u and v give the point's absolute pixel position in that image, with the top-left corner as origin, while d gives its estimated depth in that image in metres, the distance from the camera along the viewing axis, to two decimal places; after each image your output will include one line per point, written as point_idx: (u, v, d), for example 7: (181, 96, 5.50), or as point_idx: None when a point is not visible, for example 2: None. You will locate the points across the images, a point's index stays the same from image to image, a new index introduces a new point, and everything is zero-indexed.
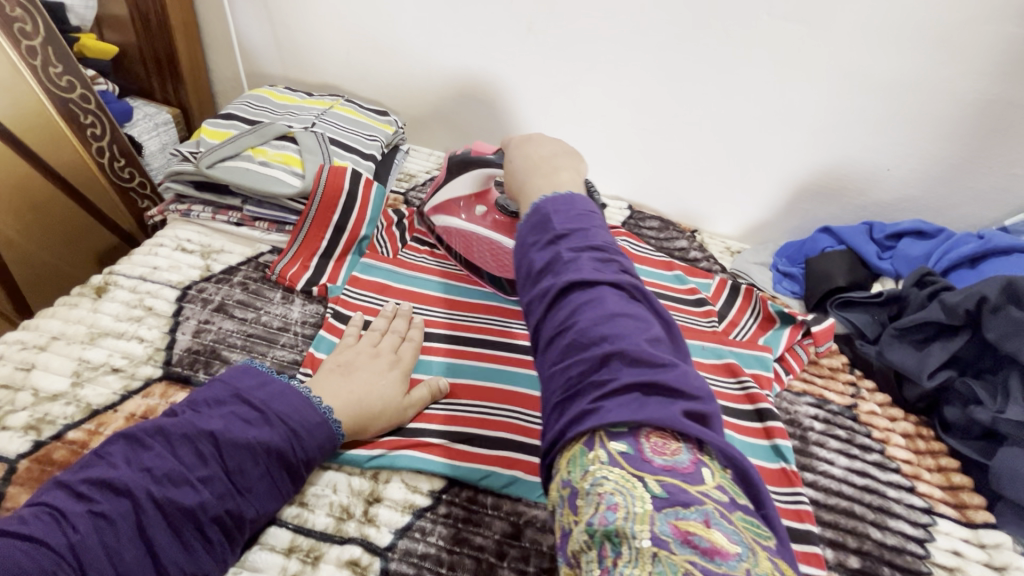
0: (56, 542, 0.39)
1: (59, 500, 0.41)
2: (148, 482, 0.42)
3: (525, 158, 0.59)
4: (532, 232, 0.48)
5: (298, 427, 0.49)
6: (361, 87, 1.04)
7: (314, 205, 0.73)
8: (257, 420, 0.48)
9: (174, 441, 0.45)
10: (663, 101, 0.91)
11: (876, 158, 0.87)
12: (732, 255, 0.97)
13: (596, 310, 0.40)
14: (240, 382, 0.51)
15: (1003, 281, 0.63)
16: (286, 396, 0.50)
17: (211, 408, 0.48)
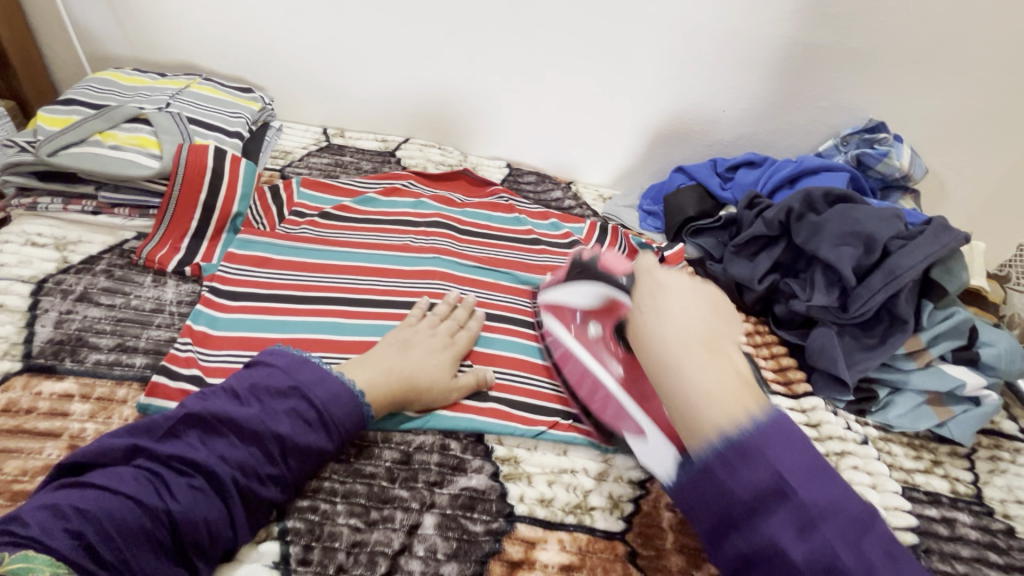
0: (159, 507, 0.43)
1: (155, 468, 0.44)
2: (230, 472, 0.45)
3: (654, 305, 0.52)
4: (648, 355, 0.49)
5: (347, 433, 0.52)
6: (221, 64, 1.00)
7: (177, 185, 0.71)
8: (317, 423, 0.50)
9: (246, 436, 0.47)
10: (525, 62, 0.96)
11: (712, 101, 0.98)
12: (604, 201, 1.06)
13: (757, 479, 0.39)
14: (300, 378, 0.52)
15: (803, 193, 0.77)
16: (343, 399, 0.52)
17: (275, 402, 0.50)
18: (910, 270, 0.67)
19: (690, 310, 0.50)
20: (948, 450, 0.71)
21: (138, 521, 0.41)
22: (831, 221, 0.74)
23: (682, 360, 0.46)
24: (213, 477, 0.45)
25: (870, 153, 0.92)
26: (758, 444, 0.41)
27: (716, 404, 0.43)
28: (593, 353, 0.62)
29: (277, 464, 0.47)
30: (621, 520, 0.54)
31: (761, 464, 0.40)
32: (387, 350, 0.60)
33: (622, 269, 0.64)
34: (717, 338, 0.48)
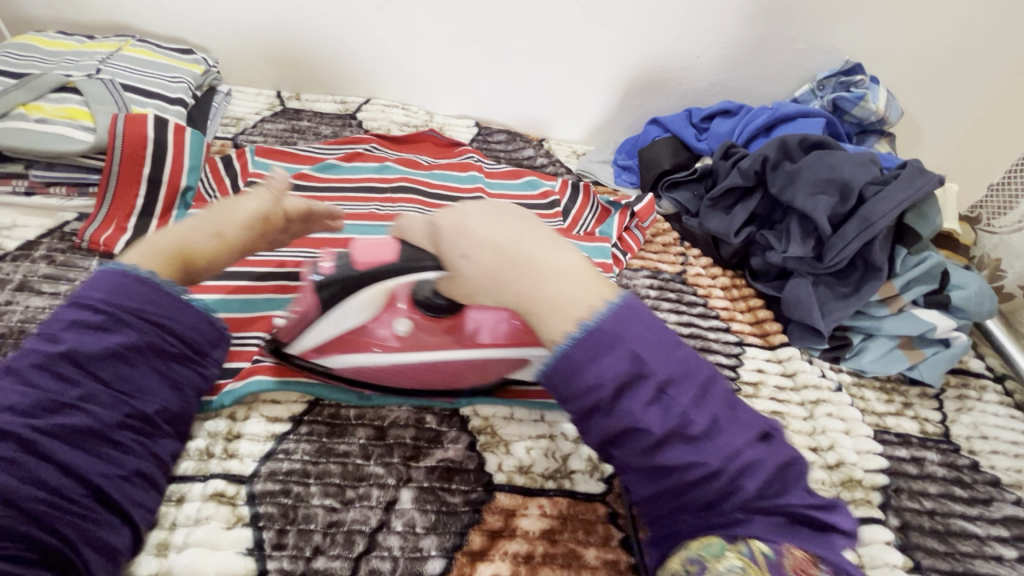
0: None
1: None
2: (21, 415, 0.41)
3: (482, 247, 0.46)
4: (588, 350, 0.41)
5: (159, 317, 0.48)
6: (156, 23, 0.91)
7: (116, 159, 0.66)
8: (109, 322, 0.46)
9: (27, 373, 0.43)
10: (487, 9, 0.90)
11: (686, 47, 0.94)
12: (578, 157, 1.02)
13: (617, 367, 0.40)
14: (76, 296, 0.47)
15: (778, 141, 0.74)
16: (129, 289, 0.47)
17: (55, 329, 0.45)
18: (885, 217, 0.66)
19: (506, 222, 0.48)
20: (918, 391, 0.72)
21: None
22: (807, 168, 0.71)
23: (505, 234, 0.47)
24: (14, 436, 0.40)
25: (847, 97, 0.91)
26: (625, 339, 0.41)
27: (571, 283, 0.44)
28: (418, 348, 0.52)
29: (87, 383, 0.44)
30: (601, 482, 0.54)
31: (619, 353, 0.41)
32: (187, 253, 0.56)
33: (419, 226, 0.51)
34: (538, 235, 0.48)
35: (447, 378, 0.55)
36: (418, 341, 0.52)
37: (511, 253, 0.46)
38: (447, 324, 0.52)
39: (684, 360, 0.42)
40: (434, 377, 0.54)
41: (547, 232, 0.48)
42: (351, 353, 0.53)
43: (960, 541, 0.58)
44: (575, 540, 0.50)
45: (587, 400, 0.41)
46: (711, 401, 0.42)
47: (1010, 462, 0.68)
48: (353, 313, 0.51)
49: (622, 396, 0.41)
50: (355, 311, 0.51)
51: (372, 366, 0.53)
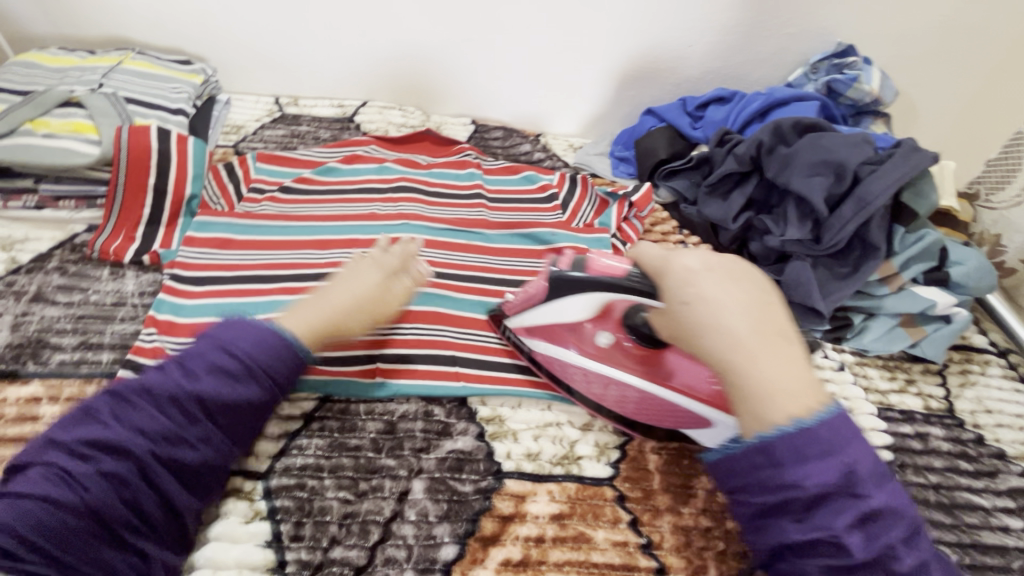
0: (71, 500, 0.41)
1: (61, 459, 0.42)
2: (147, 443, 0.44)
3: (701, 302, 0.45)
4: (807, 441, 0.40)
5: (278, 376, 0.50)
6: (154, 35, 0.93)
7: (122, 170, 0.68)
8: (242, 374, 0.48)
9: (160, 402, 0.45)
10: (479, 8, 0.91)
11: (678, 36, 0.94)
12: (575, 150, 1.03)
13: (830, 474, 0.39)
14: (221, 335, 0.50)
15: (772, 125, 0.75)
16: (266, 343, 0.50)
17: (193, 364, 0.48)
18: (881, 195, 0.67)
19: (738, 291, 0.45)
20: (921, 368, 0.73)
21: (52, 514, 0.40)
22: (801, 151, 0.72)
23: (741, 353, 0.43)
24: (134, 457, 0.43)
25: (840, 79, 0.91)
26: (837, 443, 0.40)
27: (790, 380, 0.42)
28: (609, 363, 0.57)
29: (190, 429, 0.45)
30: (608, 467, 0.55)
31: (834, 461, 0.39)
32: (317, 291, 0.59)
33: (654, 253, 0.50)
34: (766, 324, 0.45)
35: (638, 411, 0.56)
36: (614, 359, 0.57)
37: (745, 321, 0.44)
38: (648, 358, 0.57)
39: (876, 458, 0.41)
40: (661, 417, 0.55)
41: (779, 309, 0.46)
42: (550, 342, 0.59)
43: (966, 513, 0.59)
44: (584, 523, 0.51)
45: (779, 538, 0.41)
46: (896, 502, 0.40)
47: (1014, 434, 0.68)
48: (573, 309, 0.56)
49: (796, 525, 0.40)
50: (581, 305, 0.56)
51: (576, 367, 0.58)
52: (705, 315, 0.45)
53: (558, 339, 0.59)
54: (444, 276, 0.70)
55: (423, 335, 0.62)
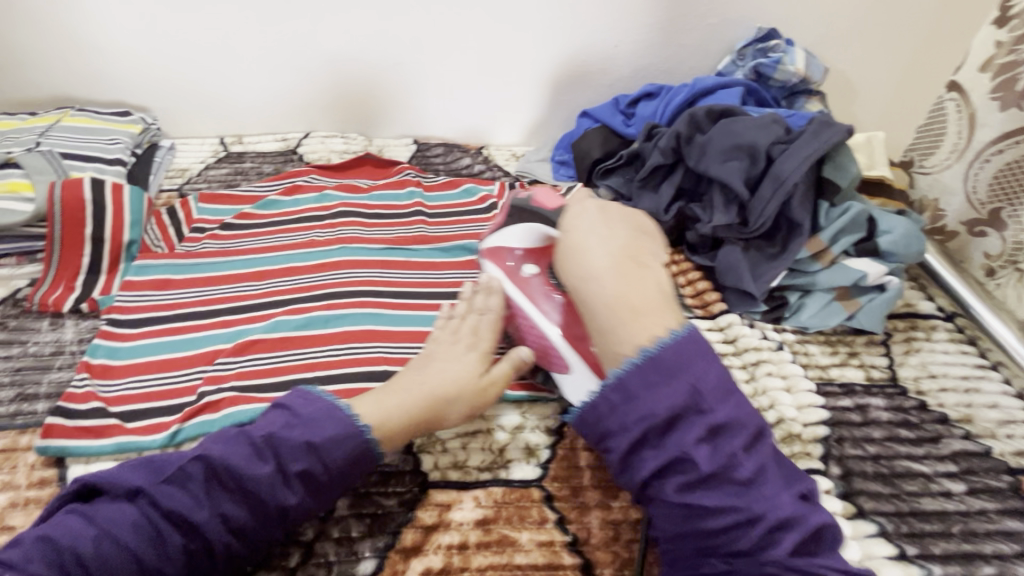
0: (150, 530, 0.43)
1: (158, 486, 0.45)
2: (219, 503, 0.45)
3: (601, 285, 0.54)
4: (645, 379, 0.49)
5: (340, 478, 0.49)
6: (96, 91, 0.96)
7: (59, 224, 0.70)
8: (317, 468, 0.48)
9: (254, 462, 0.46)
10: (403, 30, 0.93)
11: (602, 38, 0.96)
12: (518, 159, 1.04)
13: (674, 398, 0.47)
14: (324, 418, 0.50)
15: (687, 115, 0.76)
16: (349, 449, 0.49)
17: (292, 431, 0.48)
18: (793, 172, 0.68)
19: (631, 270, 0.55)
20: (864, 340, 0.73)
21: (123, 559, 0.42)
22: (715, 138, 0.73)
23: (591, 270, 0.55)
24: (202, 535, 0.44)
25: (766, 62, 0.92)
26: (683, 370, 0.48)
27: (653, 326, 0.52)
28: (525, 293, 0.62)
29: (252, 525, 0.46)
30: (537, 468, 0.56)
31: (677, 382, 0.48)
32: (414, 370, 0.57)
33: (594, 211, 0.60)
34: (638, 296, 0.54)
35: (531, 346, 0.61)
36: (534, 292, 0.62)
37: (584, 247, 0.57)
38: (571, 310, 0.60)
39: (726, 380, 0.50)
40: (552, 357, 0.59)
41: (655, 286, 0.55)
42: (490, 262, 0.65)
43: (906, 482, 0.58)
44: (508, 526, 0.52)
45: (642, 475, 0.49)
46: (741, 417, 0.48)
47: (959, 398, 0.68)
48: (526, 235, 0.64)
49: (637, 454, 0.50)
50: (522, 233, 0.64)
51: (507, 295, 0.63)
52: (593, 287, 0.55)
53: (503, 262, 0.64)
54: (379, 295, 0.72)
55: (351, 355, 0.64)
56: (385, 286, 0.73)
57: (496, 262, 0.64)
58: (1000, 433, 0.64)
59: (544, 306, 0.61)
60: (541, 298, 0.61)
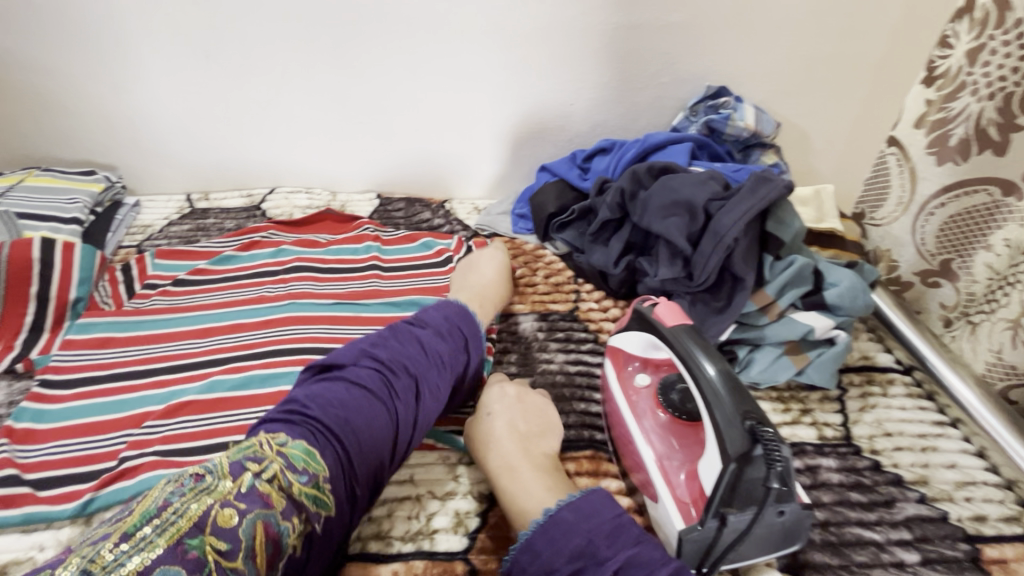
0: (369, 387, 0.52)
1: (351, 376, 0.53)
2: (388, 367, 0.55)
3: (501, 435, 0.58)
4: (563, 523, 0.47)
5: (469, 340, 0.63)
6: (69, 151, 0.99)
7: (3, 283, 0.71)
8: (442, 335, 0.60)
9: (388, 344, 0.57)
10: (364, 92, 0.96)
11: (558, 97, 0.99)
12: (480, 212, 1.06)
13: (572, 550, 0.46)
14: (441, 310, 0.64)
15: (631, 172, 0.77)
16: (465, 319, 0.64)
17: (407, 326, 0.60)
18: (732, 227, 0.68)
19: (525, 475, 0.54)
20: (817, 396, 0.71)
21: (370, 399, 0.51)
22: (655, 194, 0.73)
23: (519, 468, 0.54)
24: (385, 392, 0.53)
25: (716, 118, 0.95)
26: (574, 523, 0.47)
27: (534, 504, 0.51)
28: (634, 403, 0.61)
29: (417, 410, 0.55)
30: (464, 538, 0.54)
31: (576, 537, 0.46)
32: (527, 420, 0.59)
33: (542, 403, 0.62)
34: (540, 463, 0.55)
35: (628, 461, 0.59)
36: (641, 410, 0.60)
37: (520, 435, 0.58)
38: (678, 430, 0.57)
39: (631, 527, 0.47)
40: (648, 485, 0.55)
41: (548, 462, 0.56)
42: (611, 365, 0.65)
43: (855, 552, 0.55)
44: None
45: (580, 533, 0.46)
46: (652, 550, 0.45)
47: (915, 457, 0.65)
48: (635, 341, 0.62)
49: (622, 521, 0.47)
50: (641, 343, 0.62)
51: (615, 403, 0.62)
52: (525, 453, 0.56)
53: (621, 368, 0.64)
54: (322, 351, 0.71)
55: None
56: (329, 342, 0.73)
57: (614, 367, 0.65)
58: (957, 496, 0.61)
59: (643, 415, 0.59)
60: (642, 413, 0.59)
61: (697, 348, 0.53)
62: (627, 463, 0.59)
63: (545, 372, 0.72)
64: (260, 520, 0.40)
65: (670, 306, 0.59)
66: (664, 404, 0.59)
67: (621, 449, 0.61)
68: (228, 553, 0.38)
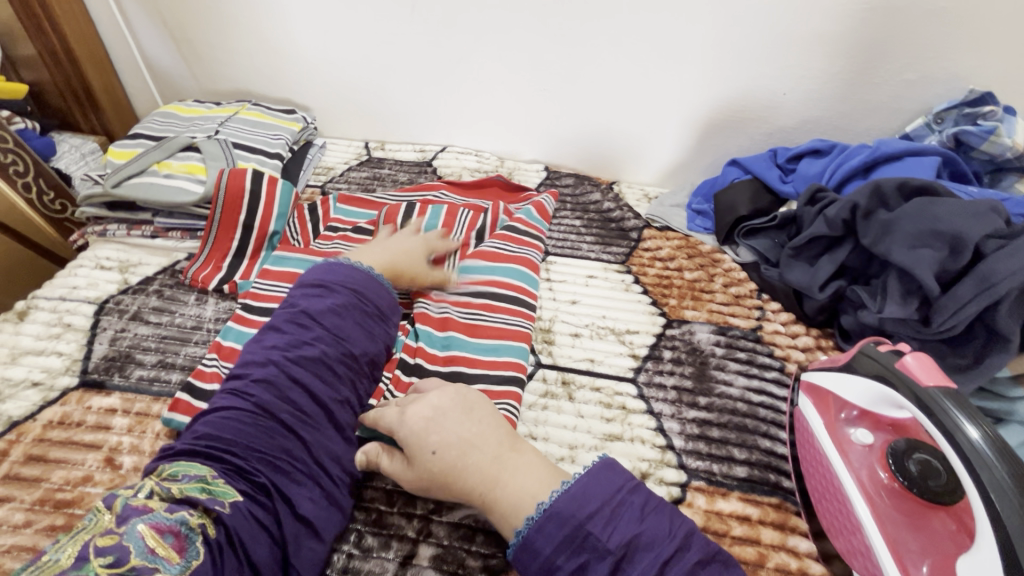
0: (255, 414, 0.48)
1: (249, 400, 0.49)
2: (309, 370, 0.52)
3: (469, 450, 0.48)
4: (554, 533, 0.43)
5: (376, 302, 0.60)
6: (272, 88, 1.06)
7: (218, 209, 0.76)
8: (369, 308, 0.59)
9: (324, 317, 0.56)
10: (556, 59, 0.91)
11: (770, 84, 0.87)
12: (650, 200, 0.98)
13: (610, 540, 0.42)
14: (337, 276, 0.60)
15: (870, 186, 0.65)
16: (361, 277, 0.61)
17: (333, 297, 0.58)
18: (1010, 277, 0.55)
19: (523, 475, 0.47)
20: None
21: (268, 433, 0.47)
22: (905, 218, 0.62)
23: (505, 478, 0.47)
24: (294, 409, 0.50)
25: (971, 130, 0.77)
26: (568, 513, 0.43)
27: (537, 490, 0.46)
28: (848, 457, 0.53)
29: (302, 379, 0.51)
30: None
31: (579, 535, 0.43)
32: (482, 423, 0.50)
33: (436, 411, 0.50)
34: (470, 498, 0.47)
35: (829, 520, 0.52)
36: (857, 468, 0.52)
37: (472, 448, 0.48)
38: (907, 507, 0.49)
39: (634, 498, 0.45)
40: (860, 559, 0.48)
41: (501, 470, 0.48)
42: (816, 405, 0.58)
43: None
44: None
45: (569, 523, 0.43)
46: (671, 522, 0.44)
47: None
48: (861, 391, 0.54)
49: (603, 473, 0.46)
50: (866, 393, 0.53)
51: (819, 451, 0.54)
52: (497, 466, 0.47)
53: (830, 414, 0.56)
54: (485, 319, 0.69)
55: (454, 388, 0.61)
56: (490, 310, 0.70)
57: (821, 411, 0.57)
58: None
59: (861, 475, 0.51)
60: (859, 471, 0.52)
61: (960, 412, 0.45)
62: (826, 523, 0.52)
63: (723, 396, 0.65)
64: (144, 523, 0.39)
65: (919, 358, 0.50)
66: (895, 471, 0.51)
67: (820, 503, 0.53)
68: (122, 559, 0.36)
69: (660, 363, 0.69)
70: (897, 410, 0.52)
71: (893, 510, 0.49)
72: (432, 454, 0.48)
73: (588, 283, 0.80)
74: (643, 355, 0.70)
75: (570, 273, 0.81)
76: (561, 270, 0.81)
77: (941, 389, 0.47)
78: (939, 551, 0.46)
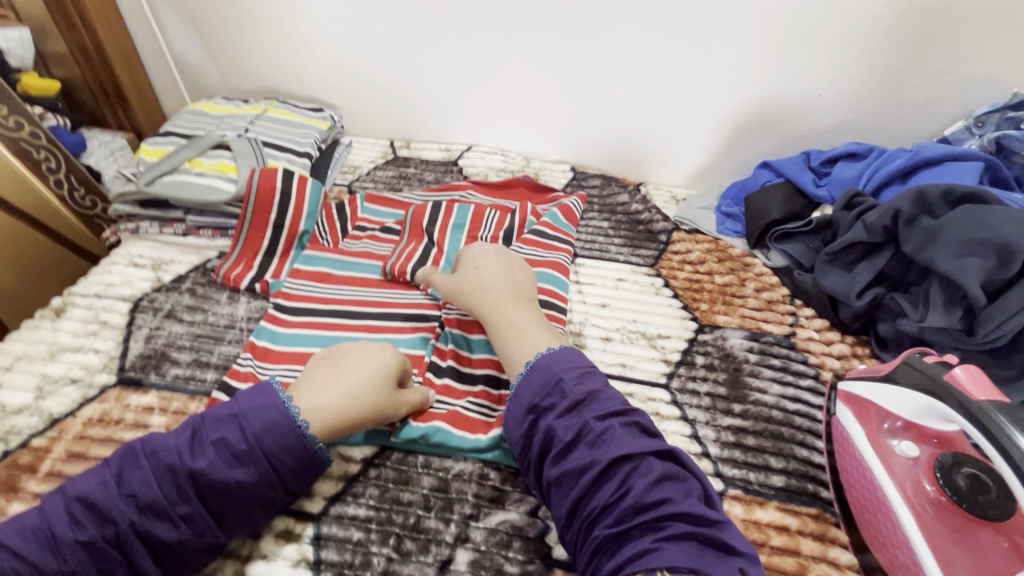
0: (156, 523, 0.43)
1: (139, 508, 0.43)
2: (214, 470, 0.45)
3: (491, 287, 0.63)
4: (535, 395, 0.52)
5: (274, 413, 0.48)
6: (298, 86, 1.06)
7: (250, 207, 0.76)
8: (272, 422, 0.48)
9: (222, 435, 0.46)
10: (585, 58, 0.90)
11: (804, 86, 0.86)
12: (678, 202, 0.96)
13: (579, 400, 0.50)
14: (240, 405, 0.49)
15: (914, 193, 0.64)
16: (259, 392, 0.50)
17: (224, 419, 0.48)
18: None
19: (523, 333, 0.58)
20: None
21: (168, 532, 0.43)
22: (950, 225, 0.61)
23: (505, 324, 0.59)
24: (200, 503, 0.44)
25: (1014, 134, 0.76)
26: (543, 370, 0.53)
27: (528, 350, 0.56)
28: (889, 468, 0.52)
29: (208, 487, 0.45)
30: None
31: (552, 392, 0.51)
32: (507, 284, 0.63)
33: (486, 265, 0.65)
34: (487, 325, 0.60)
35: (871, 532, 0.51)
36: (900, 481, 0.51)
37: (494, 292, 0.62)
38: (953, 521, 0.49)
39: (598, 375, 0.53)
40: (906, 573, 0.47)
41: (509, 314, 0.60)
42: (857, 415, 0.57)
43: None
44: None
45: (543, 383, 0.52)
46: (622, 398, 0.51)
47: None
48: (905, 402, 0.53)
49: (580, 405, 0.50)
50: (911, 405, 0.52)
51: (860, 462, 0.54)
52: (506, 309, 0.60)
53: (872, 425, 0.55)
54: None
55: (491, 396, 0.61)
56: None
57: (861, 421, 0.56)
58: None
59: (904, 487, 0.51)
60: (903, 484, 0.51)
61: (1016, 427, 0.44)
62: (867, 535, 0.51)
63: (758, 403, 0.64)
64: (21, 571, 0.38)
65: (969, 372, 0.49)
66: (941, 484, 0.50)
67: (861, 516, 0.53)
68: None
69: (692, 369, 0.68)
70: (944, 423, 0.51)
71: (940, 524, 0.49)
72: (474, 274, 0.64)
73: (618, 286, 0.79)
74: (675, 360, 0.69)
75: (599, 275, 0.81)
76: (589, 273, 0.81)
77: (996, 403, 0.46)
78: (987, 567, 0.45)
